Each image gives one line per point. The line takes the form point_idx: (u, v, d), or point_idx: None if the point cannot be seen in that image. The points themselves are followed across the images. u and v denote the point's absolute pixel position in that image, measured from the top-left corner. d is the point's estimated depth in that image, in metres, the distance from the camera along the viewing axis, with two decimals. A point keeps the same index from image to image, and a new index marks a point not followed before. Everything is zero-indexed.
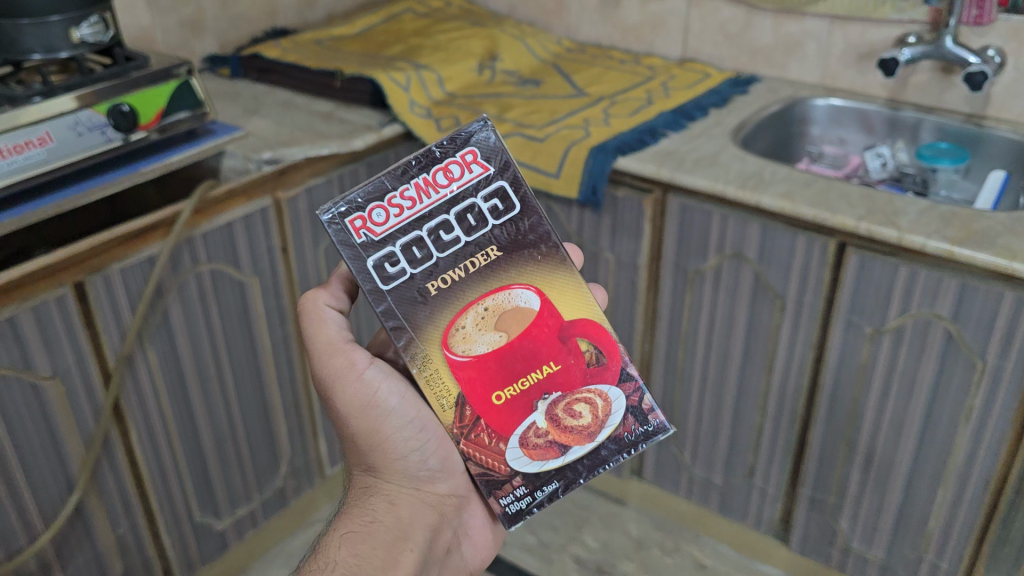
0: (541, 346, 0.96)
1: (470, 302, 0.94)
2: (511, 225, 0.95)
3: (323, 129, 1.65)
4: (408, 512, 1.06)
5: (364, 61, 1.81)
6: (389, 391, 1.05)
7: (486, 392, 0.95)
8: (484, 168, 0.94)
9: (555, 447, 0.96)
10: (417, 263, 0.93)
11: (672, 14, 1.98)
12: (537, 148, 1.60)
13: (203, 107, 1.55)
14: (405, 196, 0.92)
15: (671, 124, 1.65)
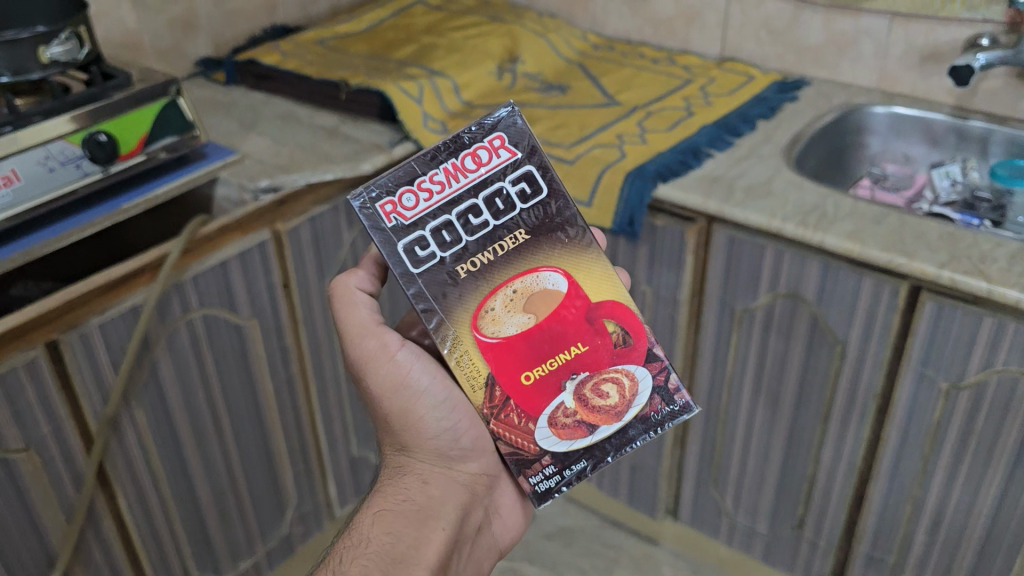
0: (570, 322, 0.85)
1: (499, 286, 0.84)
2: (539, 209, 0.84)
3: (326, 150, 1.48)
4: (440, 490, 0.95)
5: (372, 68, 1.63)
6: (418, 370, 0.94)
7: (516, 370, 0.84)
8: (512, 151, 0.84)
9: (584, 427, 0.85)
10: (447, 247, 0.83)
11: (710, 8, 1.79)
12: (566, 171, 1.42)
13: (194, 130, 1.38)
14: (436, 179, 0.82)
15: (715, 142, 1.47)
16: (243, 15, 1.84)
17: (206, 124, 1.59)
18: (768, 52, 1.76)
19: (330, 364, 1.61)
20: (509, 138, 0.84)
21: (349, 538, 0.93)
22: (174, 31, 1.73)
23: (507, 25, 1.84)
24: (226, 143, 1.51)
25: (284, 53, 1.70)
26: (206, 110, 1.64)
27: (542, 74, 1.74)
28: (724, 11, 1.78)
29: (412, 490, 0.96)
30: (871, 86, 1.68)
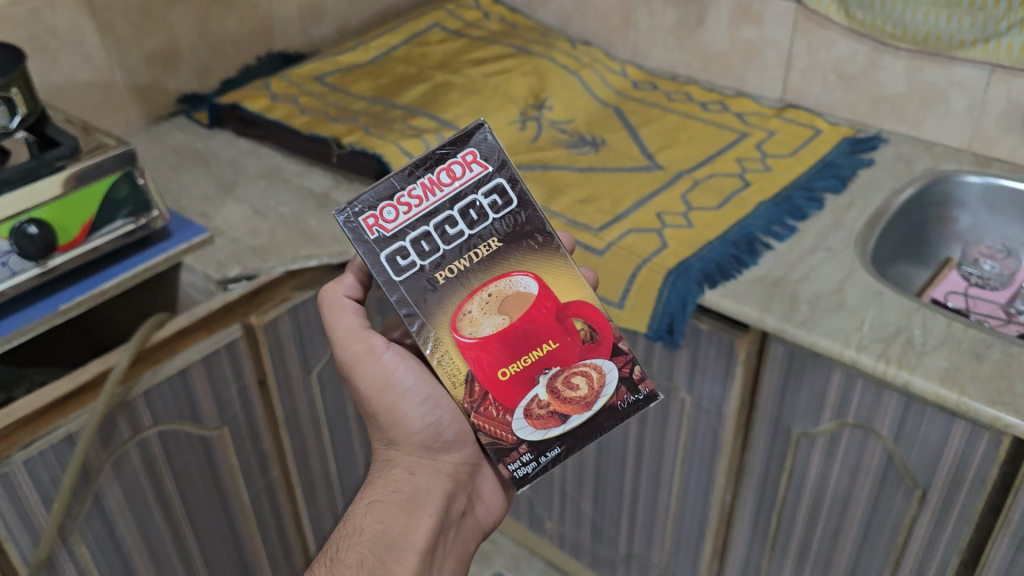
0: (542, 316, 0.80)
1: (475, 291, 0.79)
2: (514, 218, 0.79)
3: (312, 225, 1.26)
4: (425, 480, 0.90)
5: (373, 121, 1.40)
6: (404, 368, 0.88)
7: (490, 365, 0.79)
8: (485, 161, 0.79)
9: (558, 414, 0.80)
10: (425, 256, 0.78)
11: (771, 45, 1.53)
12: (595, 263, 1.18)
13: (151, 208, 1.17)
14: (413, 194, 0.77)
15: (775, 227, 1.22)
16: (235, 43, 1.62)
17: (180, 183, 1.38)
18: (839, 99, 1.50)
19: (319, 462, 1.42)
20: (482, 151, 0.79)
21: (343, 530, 0.89)
22: (152, 66, 1.52)
23: (534, 60, 1.60)
24: (198, 212, 1.30)
25: (276, 96, 1.48)
26: (183, 163, 1.43)
27: (572, 121, 1.50)
28: (787, 49, 1.52)
29: (398, 481, 0.90)
30: (960, 147, 1.41)
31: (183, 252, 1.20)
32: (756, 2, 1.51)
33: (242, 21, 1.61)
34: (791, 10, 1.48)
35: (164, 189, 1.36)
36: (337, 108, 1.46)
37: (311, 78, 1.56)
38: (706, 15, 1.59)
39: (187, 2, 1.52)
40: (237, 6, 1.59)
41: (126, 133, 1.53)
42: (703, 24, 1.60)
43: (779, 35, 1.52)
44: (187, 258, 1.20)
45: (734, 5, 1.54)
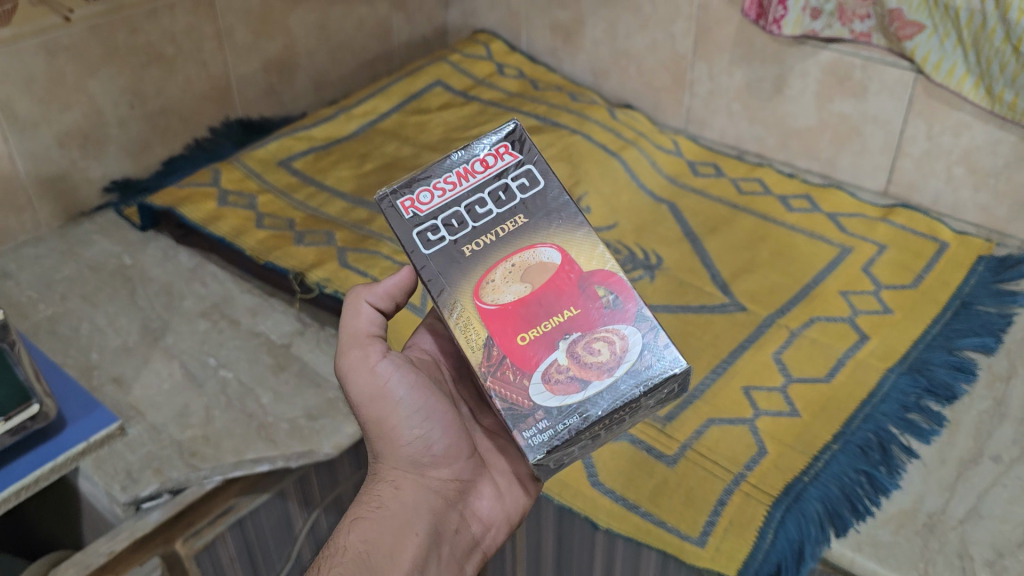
0: (565, 278, 0.66)
1: (500, 261, 0.66)
2: (546, 200, 0.68)
3: (263, 403, 0.90)
4: (413, 495, 0.70)
5: (352, 238, 1.04)
6: (402, 383, 0.70)
7: (508, 331, 0.65)
8: (518, 150, 0.68)
9: (580, 380, 0.64)
10: (454, 233, 0.66)
11: (875, 123, 1.18)
12: (666, 478, 0.82)
13: (31, 398, 0.79)
14: (446, 179, 0.67)
15: (911, 414, 0.88)
16: (179, 112, 1.26)
17: (92, 324, 1.01)
18: (964, 199, 1.15)
19: None
20: (517, 141, 0.69)
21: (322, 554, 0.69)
22: (66, 148, 1.15)
23: (564, 137, 1.24)
24: (110, 376, 0.94)
25: (224, 196, 1.12)
26: (102, 288, 1.07)
27: (615, 228, 1.14)
28: (898, 130, 1.16)
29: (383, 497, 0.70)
30: None
31: (77, 455, 0.82)
32: (858, 69, 1.15)
33: (189, 84, 1.25)
34: (907, 81, 1.12)
35: (70, 336, 1.00)
36: (306, 215, 1.10)
37: (273, 164, 1.20)
38: (787, 80, 1.23)
39: (113, 64, 1.15)
40: (181, 66, 1.23)
41: (34, 237, 1.16)
42: (782, 90, 1.24)
43: (887, 112, 1.16)
44: (85, 462, 0.83)
45: (826, 70, 1.18)
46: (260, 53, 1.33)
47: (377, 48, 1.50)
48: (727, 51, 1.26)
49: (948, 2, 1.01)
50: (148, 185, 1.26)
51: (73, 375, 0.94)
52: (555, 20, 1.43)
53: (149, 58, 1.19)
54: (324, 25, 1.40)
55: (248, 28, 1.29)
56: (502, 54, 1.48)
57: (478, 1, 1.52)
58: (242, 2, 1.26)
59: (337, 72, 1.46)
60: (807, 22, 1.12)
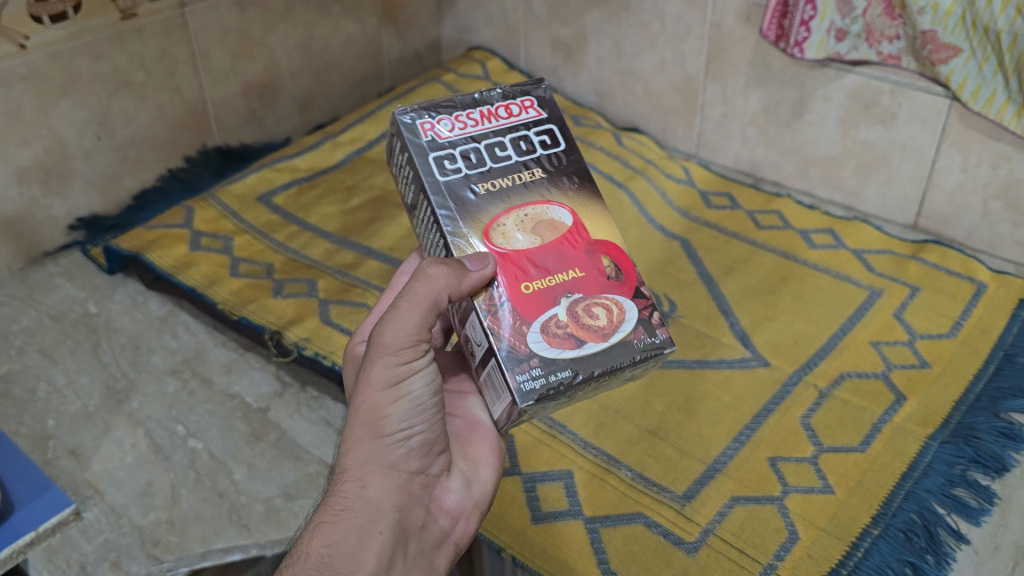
0: (575, 242, 0.59)
1: (513, 205, 0.59)
2: (567, 161, 0.62)
3: (236, 481, 0.81)
4: (388, 493, 0.54)
5: (334, 289, 1.00)
6: (420, 372, 0.55)
7: (512, 275, 0.57)
8: (545, 109, 0.63)
9: (577, 338, 0.56)
10: (471, 168, 0.59)
11: (903, 151, 1.09)
12: (687, 568, 0.73)
13: None
14: (468, 114, 0.61)
15: (957, 490, 0.80)
16: (151, 142, 1.16)
17: (50, 385, 0.91)
18: (1000, 235, 1.06)
19: None
20: (544, 99, 0.63)
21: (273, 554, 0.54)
22: (26, 185, 1.05)
23: None
24: (67, 448, 0.84)
25: (198, 239, 1.07)
26: (62, 341, 0.97)
27: None
28: (929, 160, 1.07)
29: (350, 496, 0.54)
30: None
31: (25, 547, 0.67)
32: (885, 94, 1.06)
33: (162, 111, 1.16)
34: (941, 107, 1.03)
35: (25, 400, 0.89)
36: (286, 259, 1.05)
37: (253, 199, 1.14)
38: (807, 104, 1.14)
39: (76, 93, 1.05)
40: (151, 92, 1.13)
41: None
42: (802, 114, 1.15)
43: (918, 140, 1.07)
44: (34, 553, 0.74)
45: (851, 95, 1.09)
46: (239, 75, 1.23)
47: (366, 67, 1.41)
48: (742, 72, 1.17)
49: (988, 24, 0.91)
50: (116, 222, 1.14)
51: (26, 448, 0.84)
52: (556, 35, 1.34)
53: (117, 84, 1.09)
54: (308, 44, 1.30)
55: (225, 49, 1.20)
56: (500, 73, 1.39)
57: (474, 15, 1.43)
58: (218, 22, 1.17)
59: (324, 94, 1.37)
60: (832, 44, 1.02)
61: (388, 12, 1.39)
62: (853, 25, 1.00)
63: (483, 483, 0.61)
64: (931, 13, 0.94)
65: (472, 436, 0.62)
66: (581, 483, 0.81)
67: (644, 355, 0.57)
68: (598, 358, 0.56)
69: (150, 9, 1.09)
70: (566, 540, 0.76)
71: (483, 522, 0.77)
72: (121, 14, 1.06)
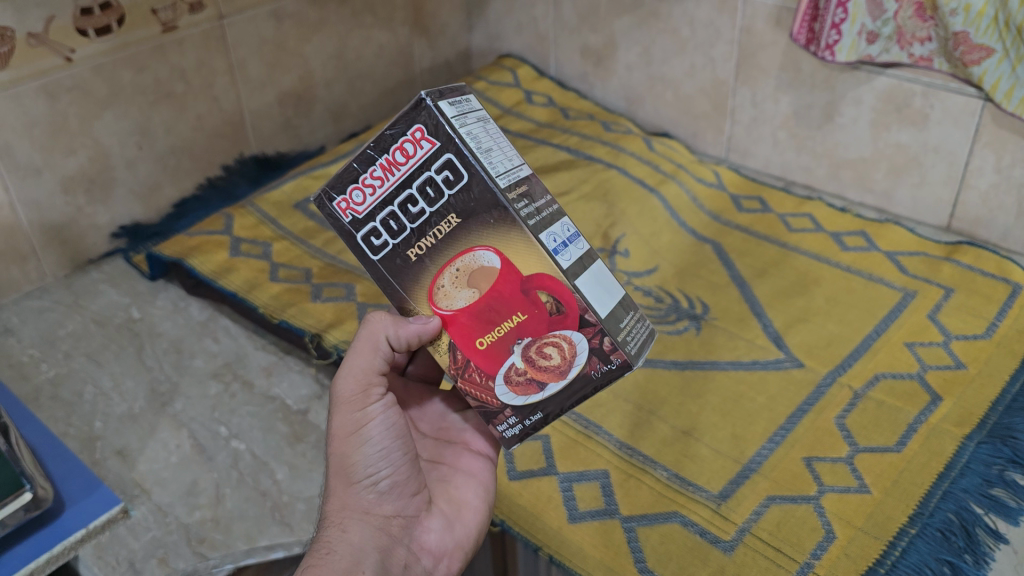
0: (508, 285, 0.55)
1: (443, 265, 0.55)
2: (478, 193, 0.53)
3: (279, 481, 0.83)
4: (362, 534, 0.57)
5: (370, 293, 1.02)
6: (377, 418, 0.58)
7: (461, 337, 0.56)
8: (436, 133, 0.52)
9: (538, 381, 0.56)
10: (396, 236, 0.54)
11: (935, 152, 1.09)
12: (723, 567, 0.74)
13: (26, 485, 0.65)
14: (368, 176, 0.54)
15: (994, 490, 0.80)
16: (190, 151, 1.19)
17: (97, 388, 0.94)
18: None
19: None
20: (432, 117, 0.52)
21: None
22: (71, 195, 1.07)
23: (599, 174, 1.20)
24: (113, 449, 0.86)
25: (237, 245, 1.10)
26: (106, 345, 1.00)
27: (657, 272, 1.07)
28: (962, 161, 1.07)
29: (331, 539, 0.56)
30: None
31: (76, 544, 0.67)
32: (918, 96, 1.07)
33: (201, 121, 1.18)
34: (973, 108, 1.03)
35: (73, 402, 0.92)
36: (323, 264, 1.08)
37: (290, 206, 1.17)
38: (838, 107, 1.14)
39: (119, 104, 1.08)
40: (191, 103, 1.16)
41: (38, 287, 1.09)
42: (833, 117, 1.15)
43: (950, 142, 1.07)
44: (84, 550, 0.75)
45: (882, 98, 1.09)
46: (275, 85, 1.26)
47: (399, 76, 1.43)
48: (773, 76, 1.18)
49: (1021, 24, 0.91)
50: (158, 230, 1.16)
51: (75, 449, 0.86)
52: (586, 43, 1.36)
53: (158, 95, 1.12)
54: (342, 54, 1.33)
55: (261, 60, 1.22)
56: (530, 81, 1.41)
57: (504, 24, 1.45)
58: (255, 33, 1.20)
59: (358, 102, 1.39)
60: (862, 47, 1.03)
61: (419, 22, 1.41)
62: (883, 27, 1.01)
63: (466, 524, 0.62)
64: (963, 15, 0.94)
65: (454, 480, 0.63)
66: (617, 483, 0.82)
67: (605, 382, 0.56)
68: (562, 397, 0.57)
69: (190, 21, 1.12)
70: (603, 539, 0.76)
71: (521, 523, 0.78)
72: (163, 27, 1.09)
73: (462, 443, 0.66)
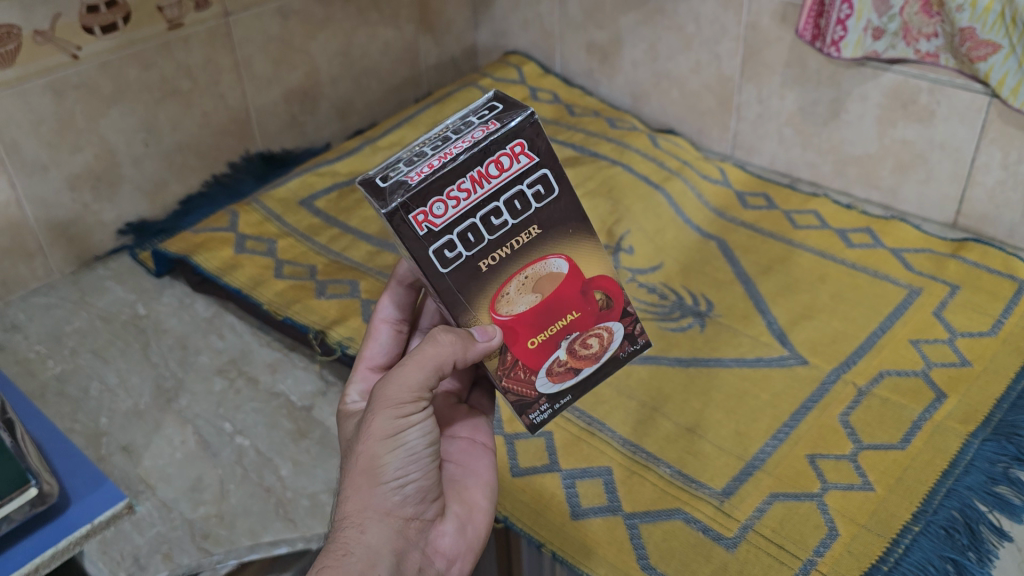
0: (570, 286, 0.59)
1: (515, 273, 0.57)
2: (556, 208, 0.57)
3: (283, 477, 0.83)
4: (384, 538, 0.55)
5: (375, 290, 1.03)
6: (418, 425, 0.55)
7: (519, 337, 0.58)
8: (533, 149, 0.55)
9: (575, 368, 0.61)
10: (471, 249, 0.55)
11: (942, 150, 1.09)
12: (726, 564, 0.74)
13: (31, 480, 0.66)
14: (461, 186, 0.53)
15: (999, 487, 0.80)
16: (197, 148, 1.19)
17: (103, 384, 0.94)
18: None
19: None
20: (529, 135, 0.55)
21: None
22: (77, 192, 1.08)
23: (604, 170, 1.19)
24: (119, 445, 0.87)
25: (243, 242, 1.11)
26: (112, 342, 1.00)
27: (662, 268, 1.07)
28: (969, 157, 1.07)
29: (350, 541, 0.54)
30: None
31: (81, 539, 0.67)
32: (924, 92, 1.06)
33: (207, 118, 1.18)
34: (980, 104, 1.03)
35: (79, 398, 0.92)
36: (329, 261, 1.09)
37: (296, 204, 1.17)
38: (844, 104, 1.14)
39: (125, 101, 1.08)
40: (197, 100, 1.16)
41: (45, 284, 1.09)
42: (838, 114, 1.15)
43: (957, 138, 1.06)
44: (89, 545, 0.76)
45: (888, 94, 1.09)
46: (282, 82, 1.26)
47: (405, 73, 1.43)
48: (779, 72, 1.17)
49: None
50: (164, 227, 1.17)
51: (80, 445, 0.87)
52: (591, 40, 1.36)
53: (164, 93, 1.12)
54: (348, 51, 1.33)
55: (267, 57, 1.22)
56: (536, 77, 1.41)
57: (510, 21, 1.45)
58: (261, 30, 1.20)
59: (364, 99, 1.39)
60: (869, 43, 1.02)
61: (425, 19, 1.41)
62: (889, 23, 1.00)
63: (476, 526, 0.61)
64: (970, 10, 0.93)
65: (464, 481, 0.63)
66: (620, 480, 0.82)
67: (627, 363, 0.63)
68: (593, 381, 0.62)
69: (196, 19, 1.12)
70: (608, 536, 0.76)
71: (524, 519, 0.78)
72: (169, 24, 1.09)
73: (467, 440, 0.66)
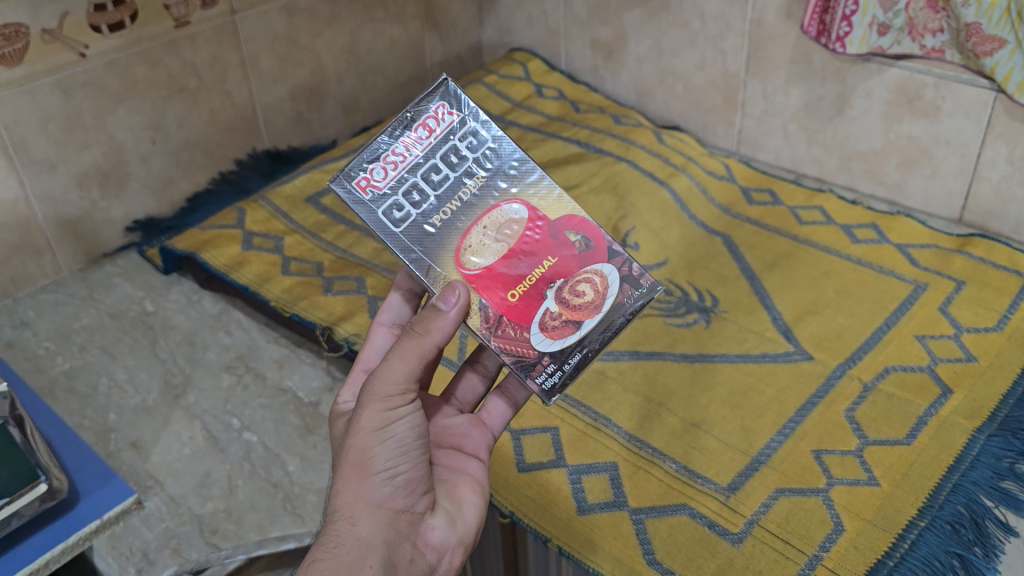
0: (538, 233, 0.62)
1: (472, 224, 0.61)
2: (496, 158, 0.62)
3: (290, 472, 0.83)
4: (374, 529, 0.54)
5: (381, 285, 1.03)
6: (406, 416, 0.56)
7: (497, 291, 0.61)
8: (456, 107, 0.61)
9: (574, 321, 0.61)
10: (419, 207, 0.60)
11: (946, 145, 1.09)
12: (732, 559, 0.74)
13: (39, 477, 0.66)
14: (395, 151, 0.60)
15: (1005, 483, 0.80)
16: (203, 146, 1.20)
17: (111, 380, 0.95)
18: None
19: None
20: (451, 95, 0.61)
21: None
22: (86, 189, 1.09)
23: (609, 166, 1.20)
24: (128, 441, 0.87)
25: (250, 239, 1.11)
26: (120, 338, 1.01)
27: (667, 265, 1.07)
28: (974, 153, 1.07)
29: (341, 533, 0.54)
30: None
31: (90, 535, 0.67)
32: (930, 87, 1.06)
33: (214, 116, 1.19)
34: (986, 99, 1.02)
35: (88, 394, 0.93)
36: (335, 257, 1.09)
37: (302, 200, 1.17)
38: (849, 100, 1.14)
39: (132, 99, 1.09)
40: (203, 98, 1.17)
41: (54, 281, 1.10)
42: (844, 110, 1.15)
43: (961, 134, 1.07)
44: (98, 541, 0.76)
45: (894, 90, 1.09)
46: (287, 80, 1.27)
47: (410, 70, 1.43)
48: (784, 69, 1.17)
49: None
50: (170, 224, 1.17)
51: (90, 441, 0.87)
52: (596, 36, 1.36)
53: (171, 91, 1.13)
54: (353, 49, 1.33)
55: (273, 54, 1.23)
56: (541, 74, 1.41)
57: (515, 18, 1.45)
58: (267, 28, 1.20)
59: (370, 96, 1.40)
60: (873, 39, 1.03)
61: (430, 16, 1.41)
62: (894, 19, 1.01)
63: (466, 521, 0.61)
64: (976, 6, 0.94)
65: (455, 479, 0.63)
66: (626, 475, 0.82)
67: (636, 311, 0.62)
68: (600, 332, 0.62)
69: (202, 17, 1.12)
70: (613, 530, 0.77)
71: (530, 513, 0.79)
72: (175, 22, 1.09)
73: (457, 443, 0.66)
